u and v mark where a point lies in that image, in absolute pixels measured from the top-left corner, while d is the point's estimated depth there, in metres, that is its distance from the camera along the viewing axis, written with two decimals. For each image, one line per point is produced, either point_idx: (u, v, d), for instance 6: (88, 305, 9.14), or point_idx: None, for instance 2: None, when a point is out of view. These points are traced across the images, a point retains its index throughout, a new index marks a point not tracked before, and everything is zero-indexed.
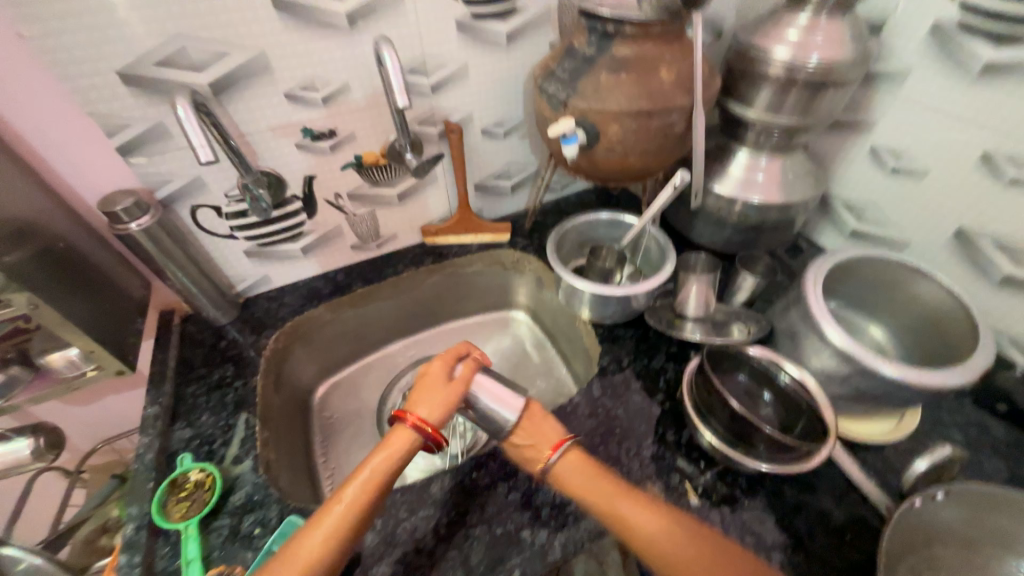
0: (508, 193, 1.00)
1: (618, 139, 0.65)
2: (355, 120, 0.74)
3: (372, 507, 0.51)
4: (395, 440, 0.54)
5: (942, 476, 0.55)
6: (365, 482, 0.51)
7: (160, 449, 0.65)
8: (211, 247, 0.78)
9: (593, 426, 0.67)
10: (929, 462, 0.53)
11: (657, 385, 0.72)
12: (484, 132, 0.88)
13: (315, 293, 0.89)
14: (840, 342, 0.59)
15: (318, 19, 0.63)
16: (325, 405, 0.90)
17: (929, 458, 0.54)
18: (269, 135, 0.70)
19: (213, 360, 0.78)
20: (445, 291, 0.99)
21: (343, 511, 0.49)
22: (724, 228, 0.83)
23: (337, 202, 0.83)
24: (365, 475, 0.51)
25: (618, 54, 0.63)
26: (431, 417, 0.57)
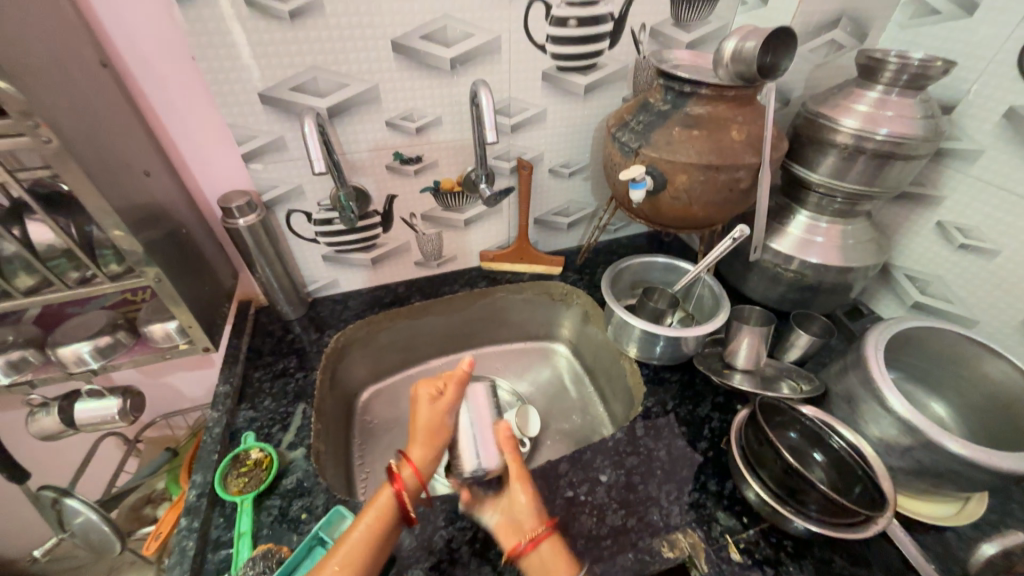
0: (564, 229, 1.05)
1: (685, 188, 0.69)
2: (440, 149, 0.83)
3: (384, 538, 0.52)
4: (382, 497, 0.54)
5: None
6: (375, 516, 0.53)
7: (226, 425, 0.70)
8: (297, 248, 0.86)
9: (633, 464, 0.67)
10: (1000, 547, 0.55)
11: (701, 432, 0.71)
12: (552, 171, 0.95)
13: (376, 301, 0.95)
14: (904, 411, 0.58)
15: (427, 62, 0.73)
16: (368, 409, 0.94)
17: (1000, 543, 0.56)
18: (366, 155, 0.78)
19: (280, 350, 0.84)
20: (493, 315, 1.04)
21: (366, 537, 0.51)
22: (779, 284, 0.84)
23: (410, 220, 0.91)
24: (374, 514, 0.53)
25: (692, 112, 0.68)
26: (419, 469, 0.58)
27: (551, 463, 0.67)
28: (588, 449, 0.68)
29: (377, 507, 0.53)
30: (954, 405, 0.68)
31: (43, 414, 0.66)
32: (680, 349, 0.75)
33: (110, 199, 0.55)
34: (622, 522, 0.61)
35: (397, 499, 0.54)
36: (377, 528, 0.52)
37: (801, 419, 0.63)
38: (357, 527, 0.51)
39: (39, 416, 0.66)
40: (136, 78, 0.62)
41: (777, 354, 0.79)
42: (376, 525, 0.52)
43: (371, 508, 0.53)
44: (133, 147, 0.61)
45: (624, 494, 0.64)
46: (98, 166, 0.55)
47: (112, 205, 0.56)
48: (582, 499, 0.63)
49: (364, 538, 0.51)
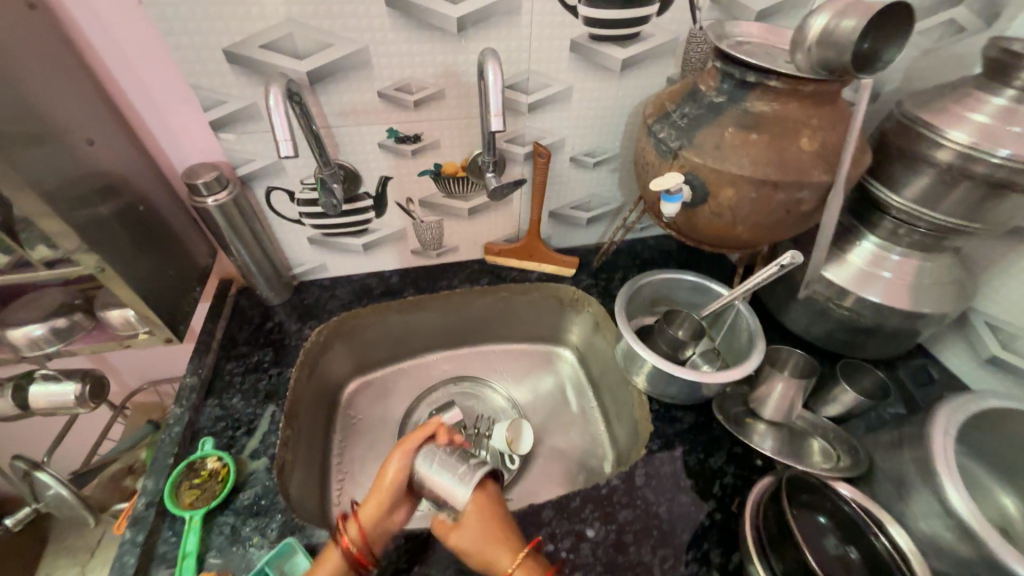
0: (582, 226, 0.93)
1: (730, 205, 0.56)
2: (443, 127, 0.71)
3: None
4: (326, 565, 0.50)
5: None
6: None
7: (187, 424, 0.65)
8: (279, 228, 0.78)
9: (627, 520, 0.59)
10: None
11: (710, 489, 0.62)
12: (574, 160, 0.81)
13: (366, 290, 0.87)
14: (967, 512, 0.47)
15: (429, 21, 0.60)
16: (352, 403, 0.89)
17: None
18: (354, 129, 0.67)
19: (257, 340, 0.77)
20: (494, 314, 0.94)
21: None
22: (827, 321, 0.71)
23: (407, 206, 0.80)
24: None
25: (752, 110, 0.54)
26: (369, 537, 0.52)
27: (533, 507, 0.59)
28: (577, 496, 0.60)
29: None
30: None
31: None
32: (698, 389, 0.65)
33: (30, 174, 0.47)
34: None
35: (346, 566, 0.50)
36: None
37: (834, 500, 0.53)
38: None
39: None
40: (80, 26, 0.52)
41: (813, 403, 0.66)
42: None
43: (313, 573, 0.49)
44: (69, 109, 0.53)
45: (611, 555, 0.56)
46: (14, 134, 0.47)
47: (34, 181, 0.48)
48: (563, 556, 0.55)
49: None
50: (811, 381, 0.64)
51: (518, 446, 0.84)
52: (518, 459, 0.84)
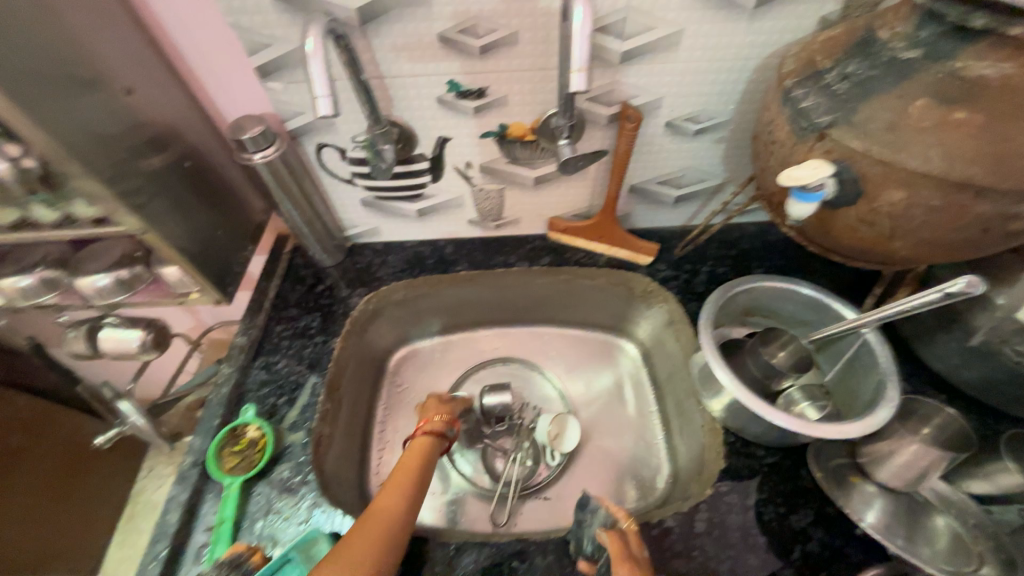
0: (668, 205, 0.78)
1: (891, 211, 0.41)
2: (512, 82, 0.59)
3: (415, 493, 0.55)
4: (414, 448, 0.63)
5: None
6: (397, 477, 0.57)
7: (235, 385, 0.65)
8: (332, 188, 0.72)
9: (679, 569, 0.51)
10: None
11: (787, 552, 0.52)
12: (670, 127, 0.66)
13: (417, 260, 0.81)
14: None
15: None
16: (398, 371, 0.87)
17: None
18: (411, 82, 0.58)
19: (306, 302, 0.75)
20: (553, 296, 0.85)
21: (395, 491, 0.54)
22: (988, 368, 0.54)
23: (466, 171, 0.71)
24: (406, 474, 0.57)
25: (959, 73, 0.37)
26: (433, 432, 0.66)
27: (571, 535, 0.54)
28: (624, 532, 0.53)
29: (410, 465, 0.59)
30: None
31: (74, 336, 0.65)
32: (795, 434, 0.52)
33: (58, 130, 0.44)
34: None
35: (427, 441, 0.64)
36: (404, 482, 0.56)
37: None
38: (380, 499, 0.53)
39: (70, 335, 0.66)
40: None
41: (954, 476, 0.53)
42: (407, 482, 0.56)
43: (404, 461, 0.60)
44: (106, 51, 0.49)
45: None
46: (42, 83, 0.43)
47: (62, 136, 0.45)
48: None
49: (377, 530, 0.49)
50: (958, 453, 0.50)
51: (560, 444, 0.79)
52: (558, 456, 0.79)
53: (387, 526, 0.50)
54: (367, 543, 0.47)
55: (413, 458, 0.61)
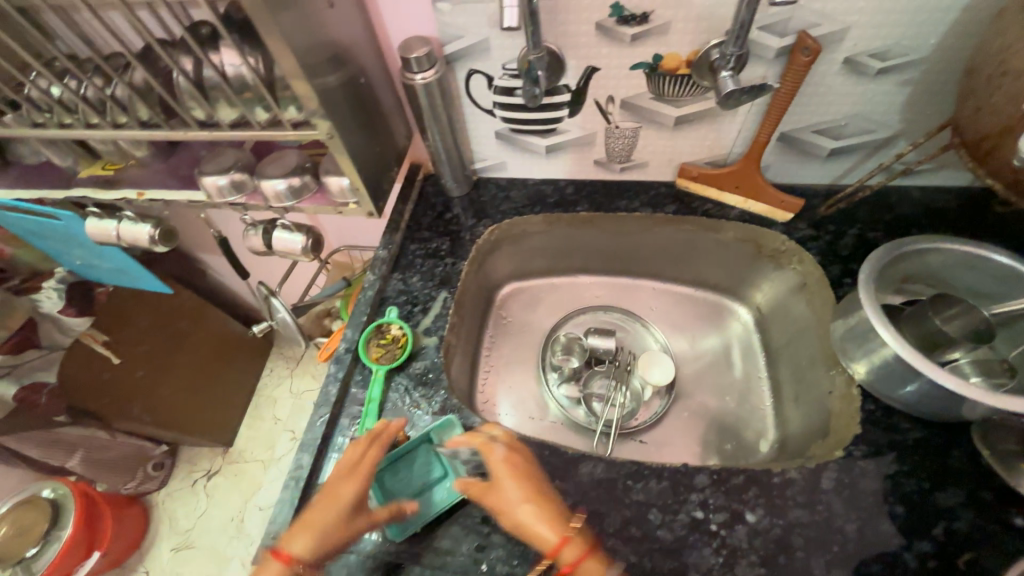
0: (821, 158, 0.71)
1: None
2: (679, 5, 0.56)
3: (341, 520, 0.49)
4: (345, 461, 0.52)
5: None
6: (354, 474, 0.51)
7: (378, 290, 0.73)
8: (471, 118, 0.75)
9: (799, 519, 0.50)
10: None
11: (927, 526, 0.49)
12: (849, 64, 0.59)
13: (539, 197, 0.83)
14: None
15: None
16: (506, 304, 0.91)
17: None
18: (574, 4, 0.57)
19: (437, 227, 0.81)
20: (671, 248, 0.83)
21: (327, 507, 0.49)
22: None
23: (606, 106, 0.70)
24: (339, 494, 0.50)
25: None
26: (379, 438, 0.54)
27: (688, 467, 0.54)
28: (743, 474, 0.53)
29: (353, 479, 0.51)
30: None
31: (253, 233, 0.77)
32: (961, 407, 0.48)
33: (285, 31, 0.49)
34: None
35: (355, 465, 0.52)
36: (339, 496, 0.50)
37: None
38: (329, 483, 0.51)
39: (249, 232, 0.77)
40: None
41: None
42: (364, 475, 0.51)
43: (337, 472, 0.52)
44: None
45: (771, 550, 0.49)
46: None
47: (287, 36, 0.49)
48: (713, 528, 0.50)
49: (326, 518, 0.49)
50: None
51: (646, 374, 0.80)
52: (649, 393, 0.81)
53: (332, 517, 0.49)
54: (329, 515, 0.49)
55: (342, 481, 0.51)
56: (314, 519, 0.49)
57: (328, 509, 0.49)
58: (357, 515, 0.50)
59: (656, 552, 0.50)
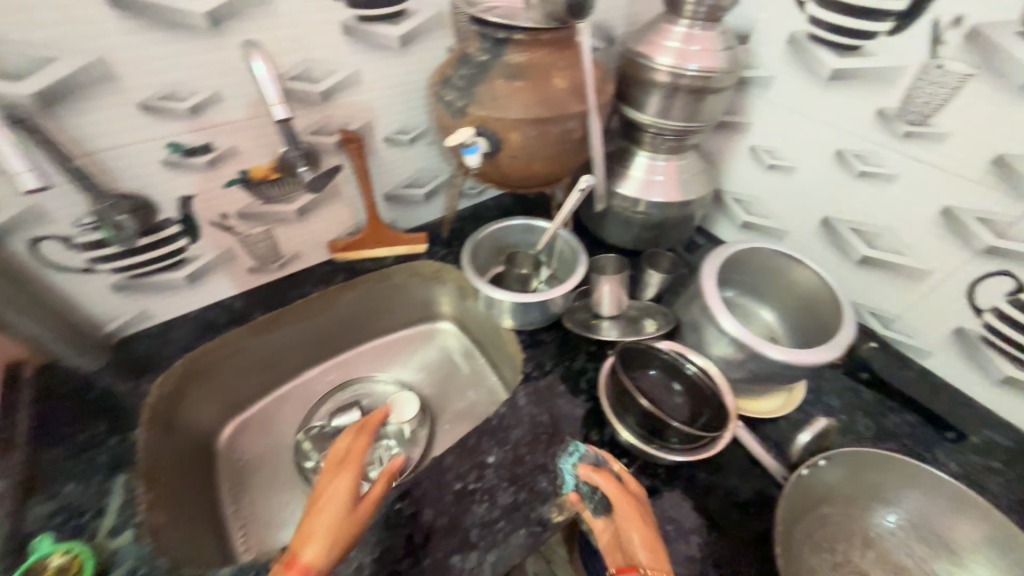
0: (421, 201, 0.96)
1: (520, 146, 0.65)
2: (234, 132, 0.67)
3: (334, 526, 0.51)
4: (321, 507, 0.52)
5: (823, 445, 0.61)
6: (346, 463, 0.57)
7: (11, 532, 0.56)
8: (67, 284, 0.67)
9: (519, 436, 0.67)
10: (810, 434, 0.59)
11: (579, 386, 0.72)
12: (388, 141, 0.84)
13: (207, 324, 0.80)
14: (735, 331, 0.62)
15: (171, 20, 0.56)
16: (233, 447, 0.83)
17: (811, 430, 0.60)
18: (125, 152, 0.61)
19: (81, 414, 0.67)
20: (360, 310, 0.92)
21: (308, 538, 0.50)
22: (632, 227, 0.88)
23: (224, 223, 0.75)
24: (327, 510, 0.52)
25: (511, 62, 0.63)
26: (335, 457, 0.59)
27: (436, 458, 0.64)
28: (473, 434, 0.66)
29: (323, 502, 0.53)
30: (778, 311, 0.79)
31: None
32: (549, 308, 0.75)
33: None
34: (513, 498, 0.60)
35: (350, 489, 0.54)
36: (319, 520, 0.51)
37: (658, 355, 0.68)
38: (326, 491, 0.54)
39: None
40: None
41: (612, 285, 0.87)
42: (353, 466, 0.56)
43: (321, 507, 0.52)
44: None
45: (512, 470, 0.63)
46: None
47: None
48: (471, 488, 0.61)
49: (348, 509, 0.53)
50: (624, 274, 0.78)
51: (401, 416, 0.87)
52: (409, 427, 0.86)
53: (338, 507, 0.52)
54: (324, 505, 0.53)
55: (326, 504, 0.53)
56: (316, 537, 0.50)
57: (330, 509, 0.52)
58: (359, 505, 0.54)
59: (441, 539, 0.57)
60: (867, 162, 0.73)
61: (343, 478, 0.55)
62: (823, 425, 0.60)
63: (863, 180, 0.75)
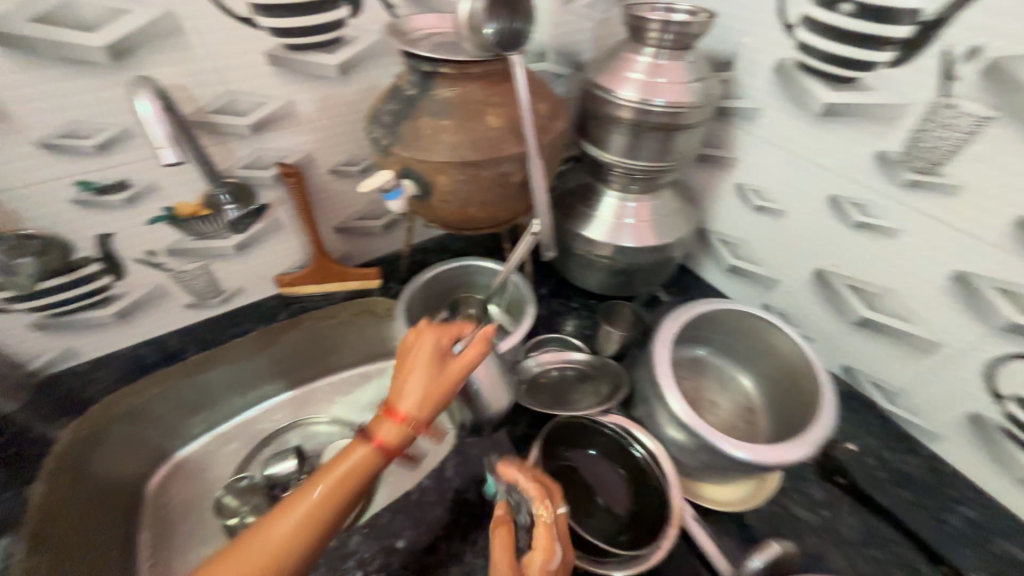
0: (379, 233, 0.90)
1: (451, 190, 0.58)
2: (152, 167, 0.63)
3: (342, 506, 0.45)
4: (352, 456, 0.46)
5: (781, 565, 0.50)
6: (397, 408, 0.47)
7: None
8: None
9: (440, 516, 0.59)
10: (762, 561, 0.50)
11: (517, 456, 0.64)
12: (335, 173, 0.78)
13: (137, 363, 0.77)
14: (682, 413, 0.54)
15: (65, 55, 0.52)
16: (163, 492, 0.75)
17: (763, 556, 0.50)
18: (25, 190, 0.57)
19: None
20: (308, 346, 0.85)
21: (319, 509, 0.43)
22: (599, 272, 0.79)
23: (152, 260, 0.71)
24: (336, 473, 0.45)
25: (440, 97, 0.56)
26: (403, 407, 0.47)
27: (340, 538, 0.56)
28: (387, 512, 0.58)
29: (354, 462, 0.45)
30: (757, 377, 0.70)
31: None
32: None
33: None
34: None
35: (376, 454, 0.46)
36: (343, 492, 0.45)
37: (600, 431, 0.59)
38: (397, 371, 0.49)
39: None
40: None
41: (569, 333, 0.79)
42: (422, 366, 0.48)
43: (343, 466, 0.45)
44: None
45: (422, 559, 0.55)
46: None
47: None
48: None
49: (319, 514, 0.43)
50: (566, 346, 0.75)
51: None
52: None
53: (430, 374, 0.48)
54: (364, 442, 0.47)
55: (350, 471, 0.45)
56: (274, 525, 0.42)
57: (457, 366, 0.49)
58: (452, 365, 0.49)
59: None
60: (866, 212, 0.63)
61: (390, 447, 0.47)
62: (775, 550, 0.50)
63: (861, 232, 0.64)
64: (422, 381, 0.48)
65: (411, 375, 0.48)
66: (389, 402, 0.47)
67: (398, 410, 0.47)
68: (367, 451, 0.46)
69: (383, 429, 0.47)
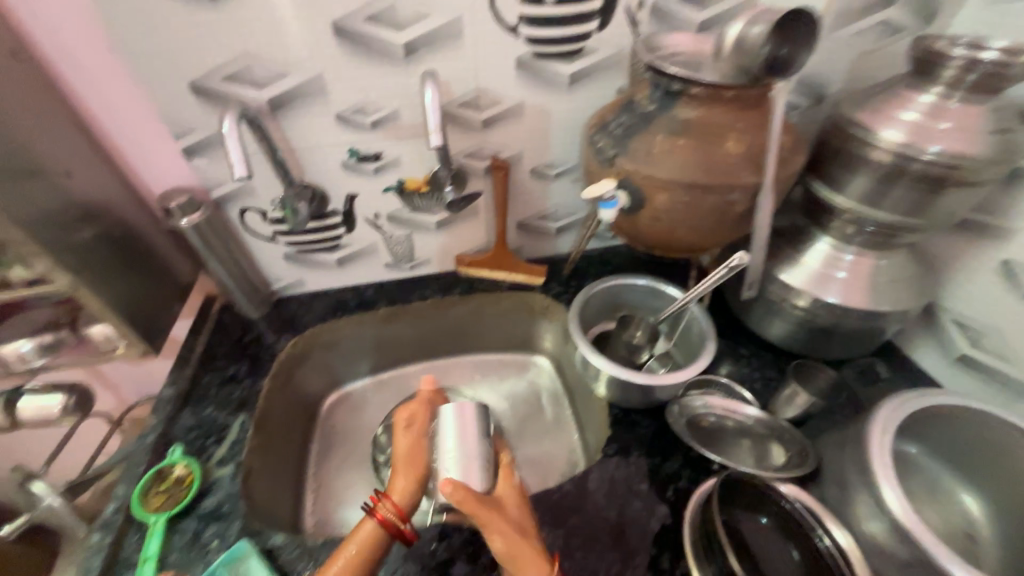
0: (552, 235, 0.94)
1: (664, 210, 0.58)
2: (402, 144, 0.74)
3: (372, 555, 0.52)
4: (360, 533, 0.52)
5: None
6: (411, 466, 0.57)
7: (161, 433, 0.69)
8: (255, 246, 0.82)
9: (578, 524, 0.59)
10: None
11: (663, 493, 0.62)
12: (534, 172, 0.83)
13: (341, 304, 0.90)
14: (900, 512, 0.46)
15: (375, 49, 0.64)
16: (332, 414, 0.89)
17: None
18: (315, 150, 0.71)
19: (234, 352, 0.81)
20: (469, 324, 0.94)
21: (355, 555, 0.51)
22: (788, 323, 0.72)
23: (376, 222, 0.84)
24: (360, 537, 0.52)
25: (680, 117, 0.56)
26: (399, 490, 0.55)
27: None
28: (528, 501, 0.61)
29: (366, 544, 0.52)
30: (991, 501, 0.56)
31: None
32: (653, 391, 0.65)
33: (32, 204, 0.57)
34: None
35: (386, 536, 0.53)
36: (374, 545, 0.52)
37: (777, 501, 0.52)
38: (400, 442, 0.59)
39: None
40: (47, 52, 0.57)
41: (734, 379, 0.73)
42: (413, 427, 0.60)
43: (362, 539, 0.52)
44: (39, 148, 0.58)
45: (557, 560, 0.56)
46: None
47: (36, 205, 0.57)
48: None
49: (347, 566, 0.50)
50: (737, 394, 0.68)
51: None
52: None
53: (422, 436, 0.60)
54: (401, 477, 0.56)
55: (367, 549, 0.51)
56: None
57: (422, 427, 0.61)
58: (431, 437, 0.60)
59: None
60: None
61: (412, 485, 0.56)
62: None
63: None
64: (404, 462, 0.57)
65: (400, 441, 0.59)
66: (400, 465, 0.57)
67: (396, 488, 0.55)
68: (404, 484, 0.56)
69: (405, 477, 0.56)
